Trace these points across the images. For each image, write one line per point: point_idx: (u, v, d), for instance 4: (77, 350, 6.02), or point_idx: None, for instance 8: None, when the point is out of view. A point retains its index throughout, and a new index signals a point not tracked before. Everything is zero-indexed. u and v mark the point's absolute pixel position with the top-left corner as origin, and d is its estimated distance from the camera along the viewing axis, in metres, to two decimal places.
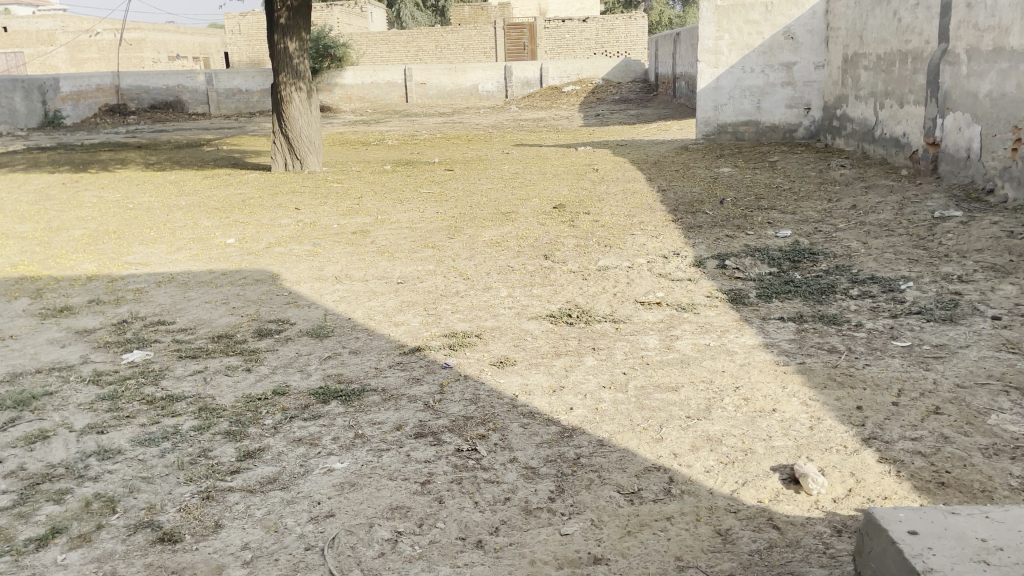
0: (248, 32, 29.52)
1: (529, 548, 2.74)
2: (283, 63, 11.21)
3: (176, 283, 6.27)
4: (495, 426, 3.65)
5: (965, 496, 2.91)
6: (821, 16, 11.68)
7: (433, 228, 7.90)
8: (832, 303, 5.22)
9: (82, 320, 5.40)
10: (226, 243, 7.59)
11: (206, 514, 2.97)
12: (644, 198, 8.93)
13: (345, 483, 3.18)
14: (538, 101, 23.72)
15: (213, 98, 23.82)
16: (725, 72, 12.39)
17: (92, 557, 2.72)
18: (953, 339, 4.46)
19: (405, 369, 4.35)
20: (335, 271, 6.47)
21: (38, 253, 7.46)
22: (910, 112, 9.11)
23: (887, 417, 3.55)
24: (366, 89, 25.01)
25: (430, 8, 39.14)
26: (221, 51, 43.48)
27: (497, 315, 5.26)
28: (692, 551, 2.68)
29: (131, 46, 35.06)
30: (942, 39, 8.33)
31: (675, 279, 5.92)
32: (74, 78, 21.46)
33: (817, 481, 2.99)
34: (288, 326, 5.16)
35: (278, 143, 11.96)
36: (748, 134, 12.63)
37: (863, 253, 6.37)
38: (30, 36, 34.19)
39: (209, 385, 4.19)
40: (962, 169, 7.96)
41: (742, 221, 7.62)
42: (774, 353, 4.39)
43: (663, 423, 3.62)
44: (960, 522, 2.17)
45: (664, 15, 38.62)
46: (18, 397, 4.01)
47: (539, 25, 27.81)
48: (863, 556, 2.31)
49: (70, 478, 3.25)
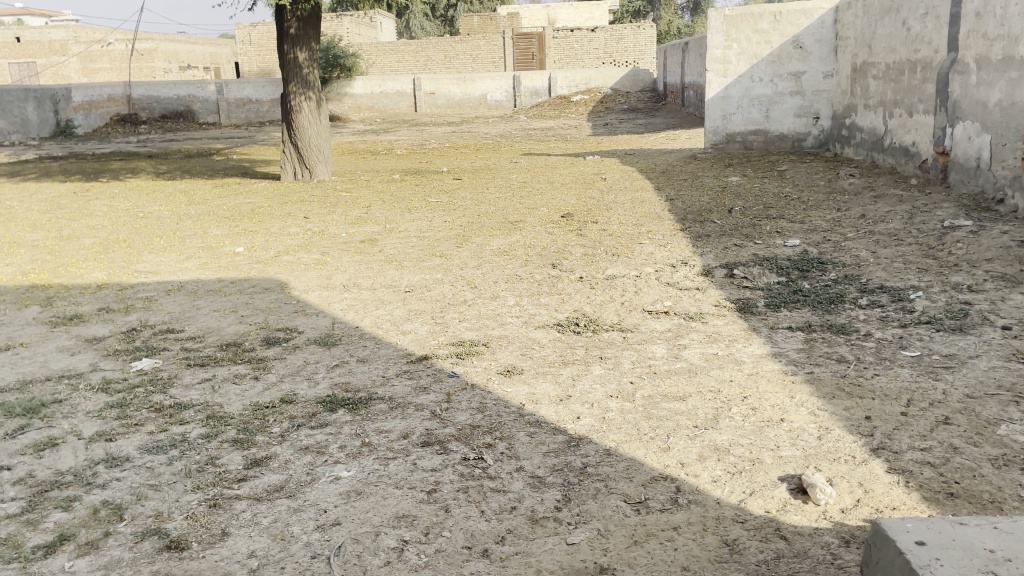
0: (258, 42, 29.78)
1: (535, 557, 2.73)
2: (293, 72, 11.28)
3: (185, 292, 6.31)
4: (502, 434, 3.65)
5: (975, 506, 2.89)
6: (829, 25, 11.76)
7: (441, 237, 7.94)
8: (841, 312, 5.20)
9: (92, 328, 5.43)
10: (235, 251, 7.64)
11: (213, 522, 2.97)
12: (652, 207, 8.93)
13: (351, 492, 3.18)
14: (547, 110, 23.82)
15: (223, 108, 23.94)
16: (734, 82, 12.37)
17: (99, 564, 2.73)
18: (963, 348, 4.43)
19: (412, 377, 4.36)
20: (344, 280, 6.49)
21: (50, 261, 7.51)
22: (919, 121, 9.09)
23: (896, 427, 3.52)
24: (375, 99, 25.10)
25: (439, 18, 39.41)
26: (232, 61, 43.89)
27: (504, 323, 5.27)
28: (699, 561, 2.66)
29: (141, 56, 35.29)
30: (952, 48, 8.33)
31: (683, 288, 5.92)
32: (87, 87, 21.75)
33: (825, 491, 2.97)
34: (296, 335, 5.17)
35: (289, 152, 11.99)
36: (757, 143, 12.62)
37: (872, 263, 6.34)
38: (42, 46, 34.71)
39: (216, 393, 4.20)
40: (971, 179, 7.94)
41: (751, 231, 7.61)
42: (782, 362, 4.38)
43: (670, 432, 3.61)
44: (968, 533, 2.15)
45: (673, 24, 39.04)
46: (28, 405, 4.04)
47: (547, 35, 27.91)
48: (871, 567, 2.29)
49: (79, 486, 3.26)
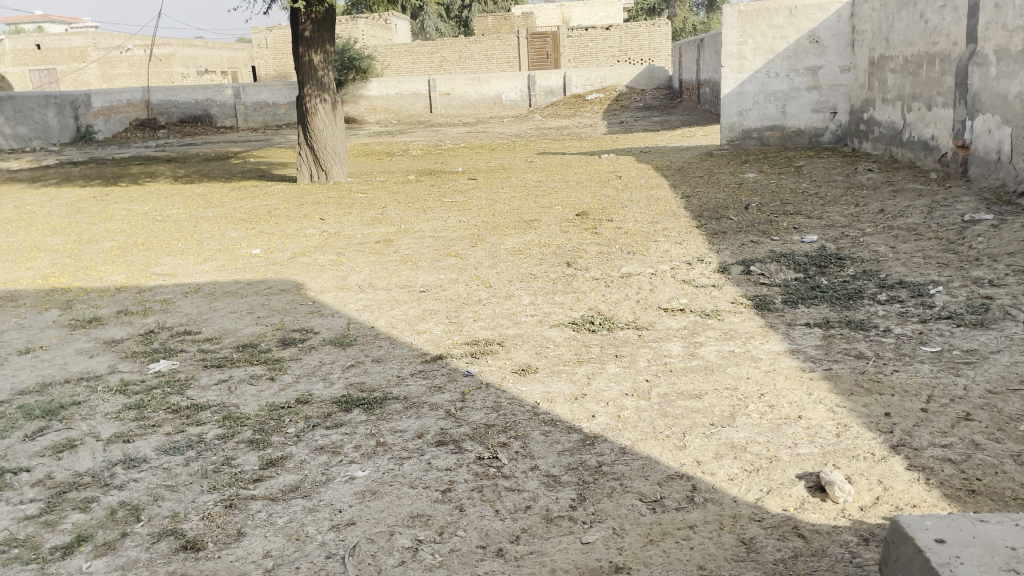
0: (275, 45, 29.94)
1: (550, 557, 2.72)
2: (308, 75, 11.32)
3: (203, 293, 6.36)
4: (516, 434, 3.63)
5: (997, 504, 2.84)
6: (846, 19, 11.64)
7: (456, 237, 7.95)
8: (860, 309, 5.14)
9: (111, 331, 5.47)
10: (252, 253, 7.67)
11: (228, 522, 2.98)
12: (668, 204, 8.86)
13: (366, 491, 3.18)
14: (562, 110, 23.74)
15: (240, 111, 24.23)
16: (749, 77, 12.28)
17: (116, 565, 2.75)
18: (984, 343, 4.37)
19: (427, 377, 4.36)
20: (359, 280, 6.50)
21: (70, 265, 7.59)
22: (939, 114, 8.97)
23: (916, 424, 3.47)
24: (390, 100, 25.19)
25: (454, 20, 39.44)
26: (249, 65, 44.31)
27: (519, 322, 5.25)
28: (715, 560, 2.64)
29: (160, 62, 35.50)
30: (971, 40, 8.23)
31: (699, 285, 5.87)
32: (106, 94, 21.86)
33: (843, 489, 2.93)
34: (312, 335, 5.20)
35: (304, 155, 12.06)
36: (773, 139, 12.52)
37: (892, 258, 6.27)
38: (63, 53, 35.27)
39: (233, 394, 4.22)
40: (992, 172, 7.82)
41: (767, 228, 7.54)
42: (800, 359, 4.33)
43: (686, 430, 3.57)
44: (989, 530, 2.11)
45: (688, 23, 39.10)
46: (47, 407, 4.08)
47: (561, 34, 27.87)
48: (890, 566, 2.25)
49: (97, 487, 3.29)
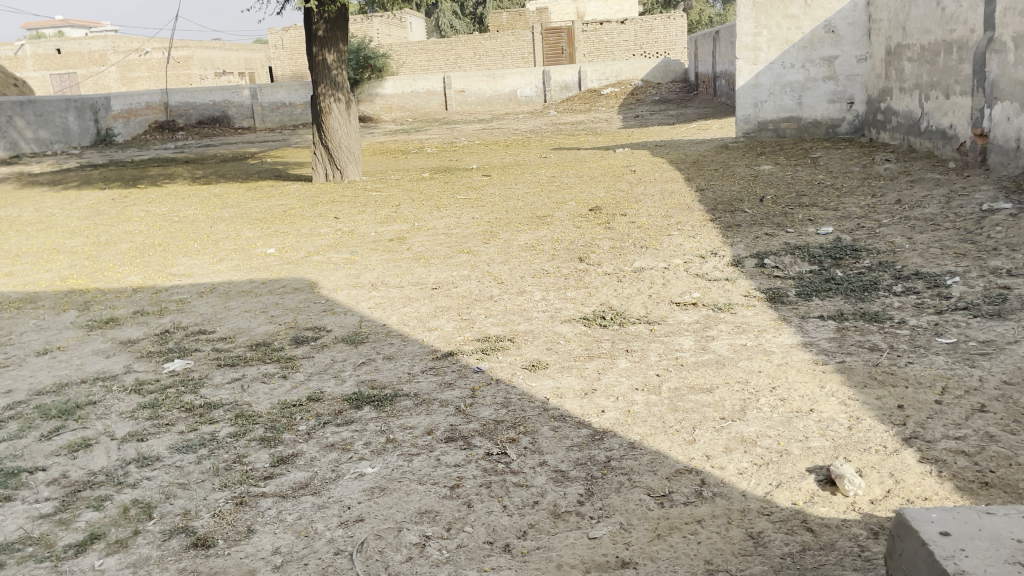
0: (290, 46, 30.11)
1: (556, 552, 2.72)
2: (322, 74, 11.36)
3: (218, 293, 6.40)
4: (526, 429, 3.64)
5: (1010, 497, 2.80)
6: (862, 8, 11.50)
7: (469, 234, 7.95)
8: (875, 300, 5.08)
9: (126, 331, 5.53)
10: (267, 253, 7.73)
11: (239, 519, 3.01)
12: (682, 198, 8.84)
13: (375, 488, 3.20)
14: (577, 104, 23.66)
15: (258, 112, 24.61)
16: (764, 69, 12.20)
17: (127, 562, 2.78)
18: (1001, 334, 4.30)
19: (437, 374, 4.37)
20: (372, 278, 6.53)
21: (88, 267, 7.67)
22: (956, 103, 8.86)
23: (929, 416, 3.44)
24: (406, 98, 25.23)
25: (469, 17, 39.40)
26: (266, 66, 44.54)
27: (530, 318, 5.25)
28: (722, 555, 2.62)
29: (178, 64, 35.79)
30: (989, 27, 8.11)
31: (712, 278, 5.84)
32: (125, 97, 22.03)
33: (853, 482, 2.91)
34: (324, 333, 5.22)
35: (319, 154, 12.11)
36: (789, 131, 12.42)
37: (908, 248, 6.19)
38: (82, 57, 35.60)
39: (245, 393, 4.25)
40: (1011, 160, 7.71)
41: (782, 220, 7.48)
42: (813, 352, 4.30)
43: (696, 424, 3.56)
44: (995, 523, 2.08)
45: (703, 13, 39.08)
46: (64, 407, 4.14)
47: (576, 28, 27.81)
48: (895, 560, 2.22)
49: (110, 485, 3.33)
